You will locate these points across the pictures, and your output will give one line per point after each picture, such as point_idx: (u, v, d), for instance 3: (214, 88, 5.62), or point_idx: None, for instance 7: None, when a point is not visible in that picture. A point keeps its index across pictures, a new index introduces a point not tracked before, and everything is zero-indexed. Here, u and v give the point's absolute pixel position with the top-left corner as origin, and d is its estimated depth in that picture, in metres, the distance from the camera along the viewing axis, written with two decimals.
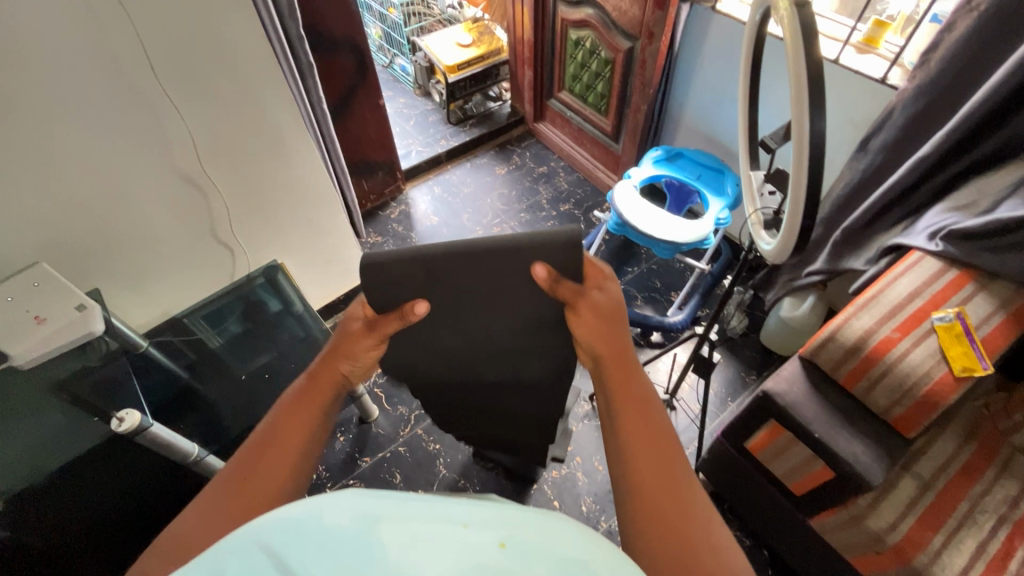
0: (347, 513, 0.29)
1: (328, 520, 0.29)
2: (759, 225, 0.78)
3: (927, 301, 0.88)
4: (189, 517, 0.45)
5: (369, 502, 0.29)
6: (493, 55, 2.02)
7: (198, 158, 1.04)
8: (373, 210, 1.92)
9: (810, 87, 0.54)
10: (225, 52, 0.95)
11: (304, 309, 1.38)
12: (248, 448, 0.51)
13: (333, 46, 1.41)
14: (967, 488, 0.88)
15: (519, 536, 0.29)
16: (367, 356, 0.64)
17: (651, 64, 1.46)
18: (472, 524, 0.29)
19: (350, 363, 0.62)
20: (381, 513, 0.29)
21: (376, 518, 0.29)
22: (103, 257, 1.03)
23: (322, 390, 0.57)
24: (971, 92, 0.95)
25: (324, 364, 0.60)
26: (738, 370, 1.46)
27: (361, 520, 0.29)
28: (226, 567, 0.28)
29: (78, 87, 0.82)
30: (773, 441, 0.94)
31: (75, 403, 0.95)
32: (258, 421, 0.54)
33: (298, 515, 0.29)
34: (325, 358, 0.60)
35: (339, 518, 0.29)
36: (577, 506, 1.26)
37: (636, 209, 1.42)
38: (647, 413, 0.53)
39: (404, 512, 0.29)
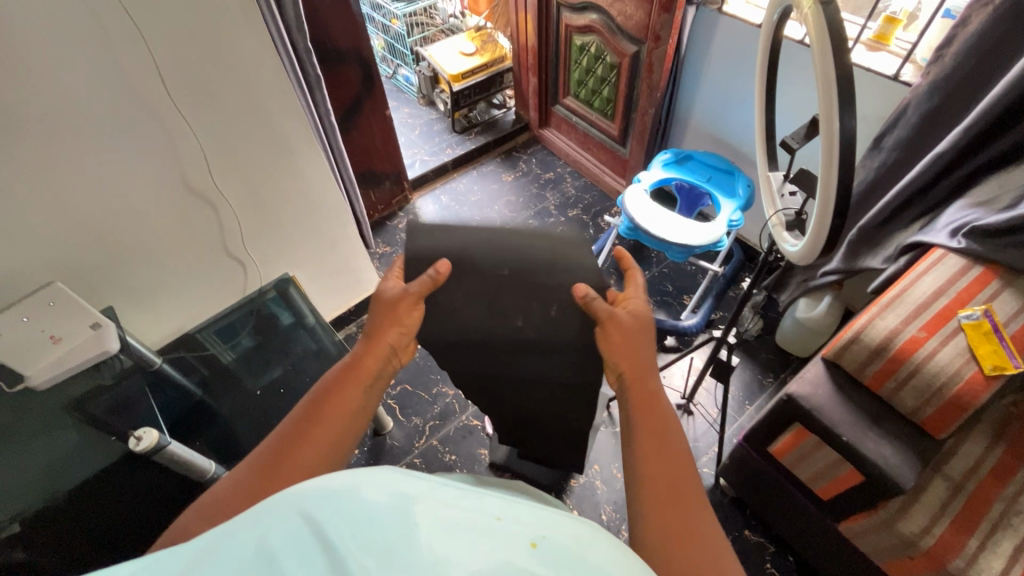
0: (386, 493, 0.32)
1: (370, 494, 0.32)
2: (781, 226, 0.77)
3: (953, 299, 0.87)
4: (234, 481, 0.52)
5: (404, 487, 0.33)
6: (497, 62, 2.03)
7: (209, 172, 1.03)
8: (382, 220, 1.92)
9: (838, 85, 0.54)
10: (235, 67, 0.95)
11: (315, 322, 1.34)
12: (296, 420, 0.58)
13: (339, 58, 1.42)
14: (1000, 489, 0.85)
15: (549, 538, 0.32)
16: (413, 323, 0.70)
17: (658, 68, 1.46)
18: (503, 517, 0.33)
19: (397, 331, 0.69)
20: (417, 495, 0.33)
21: (412, 498, 0.33)
22: (116, 274, 1.02)
23: (369, 365, 0.66)
24: (988, 86, 0.94)
25: (373, 338, 0.67)
26: (755, 372, 1.45)
27: (398, 499, 0.32)
28: (273, 529, 0.29)
29: (90, 105, 0.82)
30: (798, 445, 0.92)
31: (90, 422, 0.94)
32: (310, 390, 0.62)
33: (341, 491, 0.32)
34: (374, 332, 0.68)
35: (377, 495, 0.32)
36: (598, 515, 1.24)
37: (647, 213, 1.41)
38: (666, 444, 0.56)
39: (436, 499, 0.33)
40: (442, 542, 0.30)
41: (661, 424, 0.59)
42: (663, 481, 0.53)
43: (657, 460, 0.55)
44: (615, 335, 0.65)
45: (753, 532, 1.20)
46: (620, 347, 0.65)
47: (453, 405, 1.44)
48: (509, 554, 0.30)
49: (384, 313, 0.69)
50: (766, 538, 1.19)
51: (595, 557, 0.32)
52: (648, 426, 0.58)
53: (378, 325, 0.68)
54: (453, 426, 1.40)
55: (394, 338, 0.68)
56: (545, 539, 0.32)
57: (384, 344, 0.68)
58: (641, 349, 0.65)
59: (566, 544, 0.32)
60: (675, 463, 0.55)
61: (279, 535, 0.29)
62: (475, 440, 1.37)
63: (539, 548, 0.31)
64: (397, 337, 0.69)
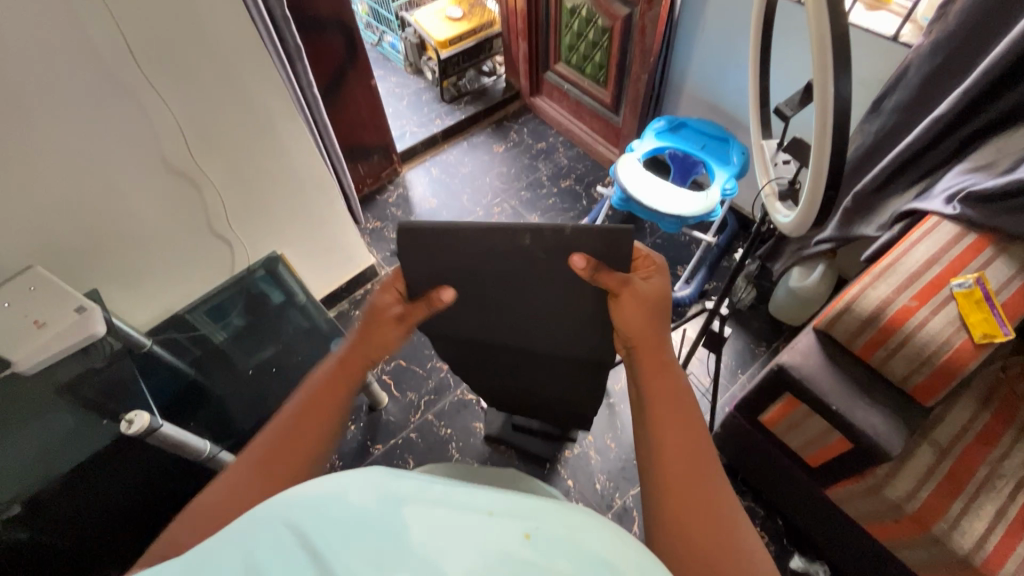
0: (374, 496, 0.31)
1: (355, 499, 0.31)
2: (774, 196, 0.76)
3: (946, 268, 0.86)
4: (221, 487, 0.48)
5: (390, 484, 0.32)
6: (485, 28, 1.96)
7: (188, 150, 1.00)
8: (371, 194, 1.88)
9: (835, 49, 0.51)
10: (209, 39, 0.90)
11: (308, 300, 1.35)
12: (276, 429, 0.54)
13: (319, 26, 1.36)
14: (985, 453, 0.87)
15: (543, 530, 0.30)
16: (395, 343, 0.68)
17: (651, 31, 1.41)
18: (495, 511, 0.31)
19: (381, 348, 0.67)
20: (404, 494, 0.31)
21: (400, 499, 0.31)
22: (98, 256, 1.00)
23: (349, 369, 0.62)
24: (990, 47, 0.91)
25: (354, 351, 0.64)
26: (748, 342, 1.45)
27: (386, 502, 0.31)
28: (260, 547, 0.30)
29: (56, 80, 0.78)
30: (789, 414, 0.93)
31: (83, 404, 0.94)
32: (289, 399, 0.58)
33: (325, 495, 0.31)
34: (355, 344, 0.65)
35: (364, 499, 0.31)
36: (592, 485, 1.27)
37: (640, 183, 1.38)
38: (682, 413, 0.55)
39: (425, 493, 0.32)
40: (432, 542, 0.30)
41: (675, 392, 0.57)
42: (678, 448, 0.51)
43: (673, 429, 0.53)
44: (629, 302, 0.63)
45: (743, 497, 1.22)
46: (631, 314, 0.64)
47: (447, 379, 1.44)
48: (496, 552, 0.30)
49: (370, 327, 0.67)
50: (756, 503, 1.22)
51: (591, 545, 0.30)
52: (661, 398, 0.56)
53: (359, 336, 0.66)
54: (448, 400, 1.41)
55: (376, 355, 0.66)
56: (539, 531, 0.30)
57: (368, 358, 0.65)
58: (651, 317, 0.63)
59: (562, 535, 0.30)
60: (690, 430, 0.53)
61: (266, 548, 0.30)
62: (469, 414, 1.38)
63: (533, 541, 0.30)
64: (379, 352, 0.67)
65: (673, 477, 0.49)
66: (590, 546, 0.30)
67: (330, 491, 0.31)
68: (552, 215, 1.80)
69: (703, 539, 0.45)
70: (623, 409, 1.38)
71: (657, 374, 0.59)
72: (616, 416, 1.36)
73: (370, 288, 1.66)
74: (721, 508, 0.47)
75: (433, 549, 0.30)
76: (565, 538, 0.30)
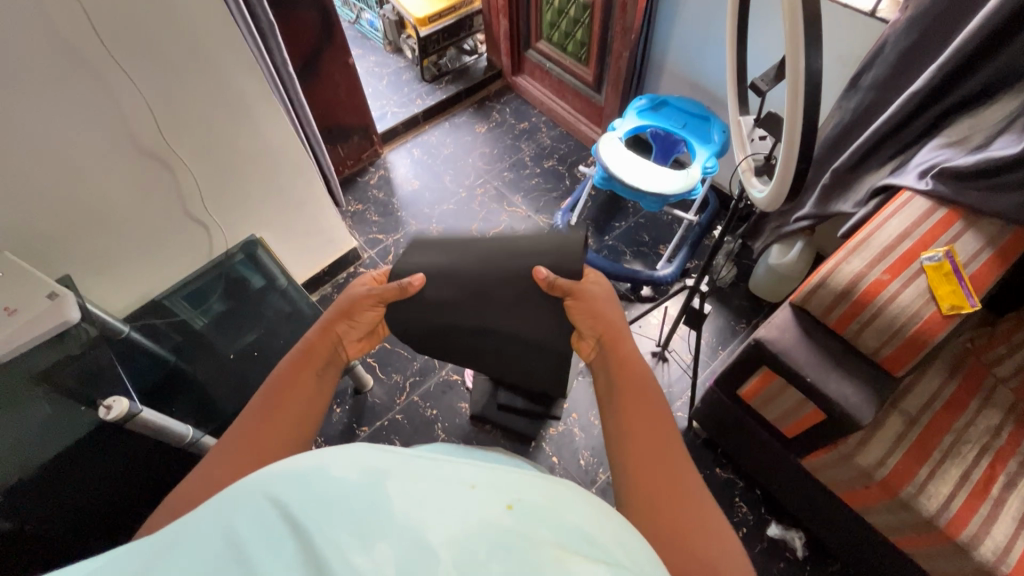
0: (354, 469, 0.33)
1: (337, 471, 0.33)
2: (750, 172, 0.77)
3: (917, 242, 0.88)
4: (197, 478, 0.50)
5: (373, 461, 0.34)
6: (465, 4, 1.92)
7: (159, 130, 0.97)
8: (352, 176, 1.86)
9: (807, 21, 0.51)
10: (176, 14, 0.87)
11: (289, 284, 1.35)
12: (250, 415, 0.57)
13: (292, 1, 1.32)
14: (952, 421, 0.90)
15: (519, 500, 0.34)
16: (368, 322, 0.70)
17: (632, 7, 1.39)
18: (477, 483, 0.34)
19: (349, 325, 0.70)
20: (386, 469, 0.34)
21: (383, 474, 0.33)
22: (69, 241, 0.98)
23: (315, 354, 0.65)
24: (964, 22, 0.92)
25: (323, 329, 0.68)
26: (729, 319, 1.48)
27: (368, 474, 0.33)
28: (239, 518, 0.29)
29: (15, 58, 0.75)
30: (766, 387, 0.95)
31: (60, 392, 0.92)
32: (259, 388, 0.60)
33: (309, 470, 0.33)
34: (325, 323, 0.69)
35: (345, 471, 0.33)
36: (576, 461, 1.29)
37: (622, 162, 1.38)
38: (646, 405, 0.59)
39: (408, 470, 0.34)
40: (415, 512, 0.31)
41: (634, 384, 0.62)
42: (644, 444, 0.55)
43: (638, 424, 0.57)
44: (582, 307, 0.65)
45: (723, 470, 1.26)
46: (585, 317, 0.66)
47: (432, 360, 1.45)
48: (480, 518, 0.31)
49: (343, 305, 0.70)
50: (735, 474, 1.25)
51: (569, 514, 0.34)
52: (629, 393, 0.60)
53: (332, 314, 0.70)
54: (433, 381, 1.42)
55: (344, 329, 0.69)
56: (520, 501, 0.33)
57: (336, 330, 0.69)
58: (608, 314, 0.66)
59: (541, 505, 0.34)
60: (653, 423, 0.57)
61: (244, 521, 0.29)
62: (455, 394, 1.39)
63: (515, 509, 0.33)
64: (348, 328, 0.70)
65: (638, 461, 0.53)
66: (566, 516, 0.34)
67: (313, 467, 0.33)
68: (535, 195, 1.80)
69: (673, 529, 0.48)
70: None
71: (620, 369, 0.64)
72: None
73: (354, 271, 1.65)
74: (689, 493, 0.51)
75: (414, 516, 0.30)
76: (544, 507, 0.34)
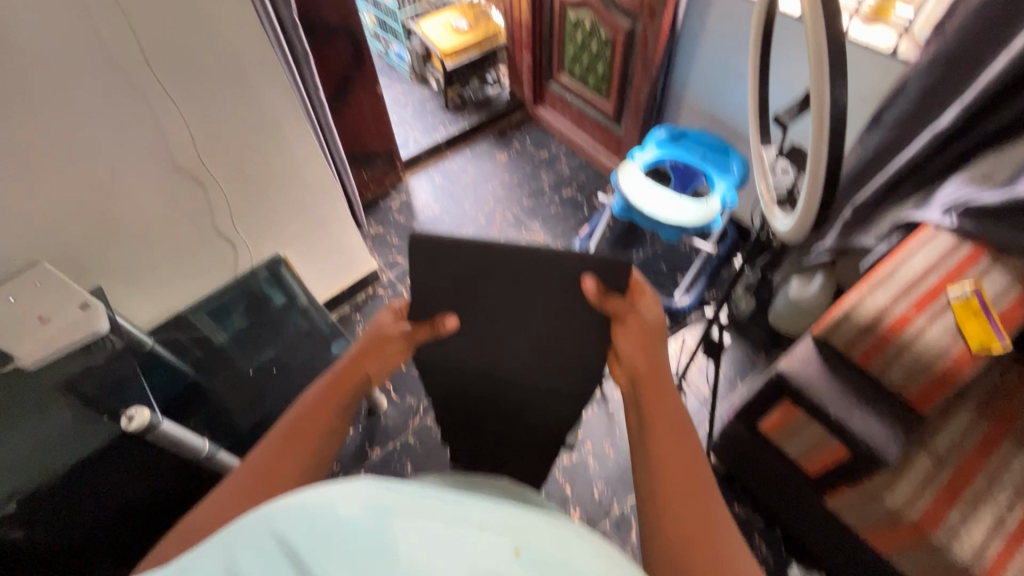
0: (362, 506, 0.35)
1: (344, 509, 0.35)
2: (773, 203, 0.77)
3: (943, 277, 0.87)
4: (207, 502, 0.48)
5: (378, 497, 0.35)
6: (490, 39, 1.99)
7: (196, 151, 1.02)
8: (374, 200, 1.90)
9: (830, 58, 0.53)
10: (218, 43, 0.92)
11: (309, 303, 1.39)
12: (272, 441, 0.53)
13: (326, 33, 1.38)
14: (984, 462, 0.87)
15: (519, 543, 0.35)
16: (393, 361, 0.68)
17: (653, 43, 1.43)
18: (477, 524, 0.35)
19: (379, 364, 0.66)
20: (390, 506, 0.35)
21: (387, 510, 0.35)
22: (104, 254, 1.02)
23: (343, 385, 0.60)
24: (986, 62, 0.93)
25: (351, 363, 0.63)
26: (747, 351, 1.46)
27: (372, 512, 0.35)
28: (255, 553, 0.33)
29: (67, 80, 0.80)
30: (788, 421, 0.93)
31: (84, 401, 0.94)
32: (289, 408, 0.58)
33: (317, 505, 0.35)
34: (353, 357, 0.63)
35: (355, 510, 0.35)
36: (590, 492, 1.26)
37: (641, 192, 1.40)
38: (679, 436, 0.55)
39: (411, 505, 0.35)
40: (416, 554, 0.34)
41: (666, 407, 0.58)
42: (675, 467, 0.52)
43: (669, 454, 0.53)
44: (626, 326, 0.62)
45: (741, 507, 1.22)
46: (633, 341, 0.63)
47: None
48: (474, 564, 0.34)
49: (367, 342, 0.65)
50: (754, 512, 1.21)
51: (573, 558, 0.35)
52: (660, 423, 0.56)
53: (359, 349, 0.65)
54: None
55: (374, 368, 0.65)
56: (518, 546, 0.35)
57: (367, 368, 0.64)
58: (654, 348, 0.63)
59: (547, 552, 0.35)
60: (686, 445, 0.54)
61: (263, 552, 0.34)
62: None
63: (520, 557, 0.34)
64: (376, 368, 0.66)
65: (670, 496, 0.49)
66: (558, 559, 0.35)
67: (321, 501, 0.35)
68: (553, 223, 1.82)
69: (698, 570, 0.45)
70: (623, 417, 1.37)
71: (653, 395, 0.59)
72: (616, 424, 1.36)
73: (373, 292, 1.66)
74: (720, 531, 0.47)
75: (415, 558, 0.34)
76: (550, 555, 0.35)
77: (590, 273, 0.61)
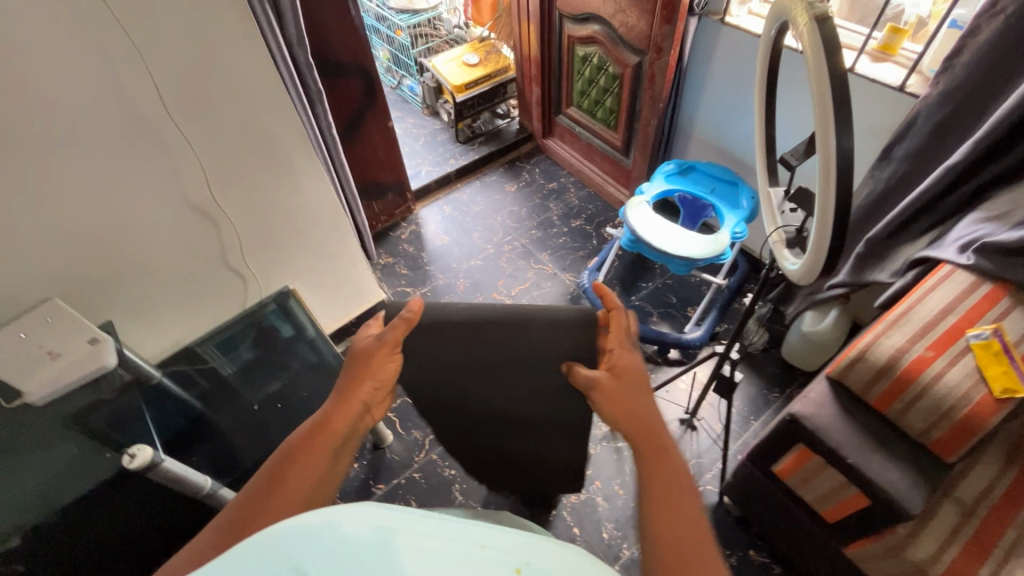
0: (366, 523, 0.30)
1: (348, 528, 0.30)
2: (781, 243, 0.76)
3: (961, 318, 0.84)
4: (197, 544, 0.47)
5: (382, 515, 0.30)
6: (500, 73, 2.03)
7: (209, 188, 1.04)
8: (384, 231, 1.92)
9: (835, 105, 0.52)
10: (230, 84, 0.95)
11: (316, 335, 1.34)
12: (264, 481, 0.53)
13: (340, 70, 1.42)
14: (1013, 515, 0.83)
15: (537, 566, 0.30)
16: (389, 376, 0.67)
17: (660, 78, 1.45)
18: (487, 545, 0.30)
19: (372, 388, 0.65)
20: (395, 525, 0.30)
21: (391, 531, 0.30)
22: (115, 289, 1.03)
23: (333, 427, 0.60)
24: (1000, 97, 0.92)
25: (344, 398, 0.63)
26: (761, 387, 1.42)
27: (377, 531, 0.30)
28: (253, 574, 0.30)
29: (85, 120, 0.82)
30: (802, 465, 0.90)
31: (88, 436, 0.93)
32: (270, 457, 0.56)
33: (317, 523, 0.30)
34: (343, 391, 0.64)
35: (355, 528, 0.30)
36: (599, 534, 1.22)
37: (650, 226, 1.39)
38: (674, 493, 0.53)
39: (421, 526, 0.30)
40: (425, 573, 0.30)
41: (670, 474, 0.55)
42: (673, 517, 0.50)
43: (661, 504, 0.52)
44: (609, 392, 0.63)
45: (758, 553, 1.17)
46: (620, 403, 0.62)
47: None
48: None
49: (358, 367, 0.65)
50: (772, 559, 1.16)
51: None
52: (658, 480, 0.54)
53: (352, 375, 0.65)
54: None
55: (367, 394, 0.65)
56: (530, 569, 0.29)
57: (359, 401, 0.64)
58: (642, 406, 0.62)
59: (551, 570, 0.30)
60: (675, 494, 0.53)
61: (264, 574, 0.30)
62: None
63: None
64: (371, 393, 0.66)
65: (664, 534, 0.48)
66: None
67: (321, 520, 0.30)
68: (562, 254, 1.81)
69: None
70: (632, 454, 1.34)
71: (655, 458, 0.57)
72: (625, 462, 1.33)
73: None
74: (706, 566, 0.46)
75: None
76: None
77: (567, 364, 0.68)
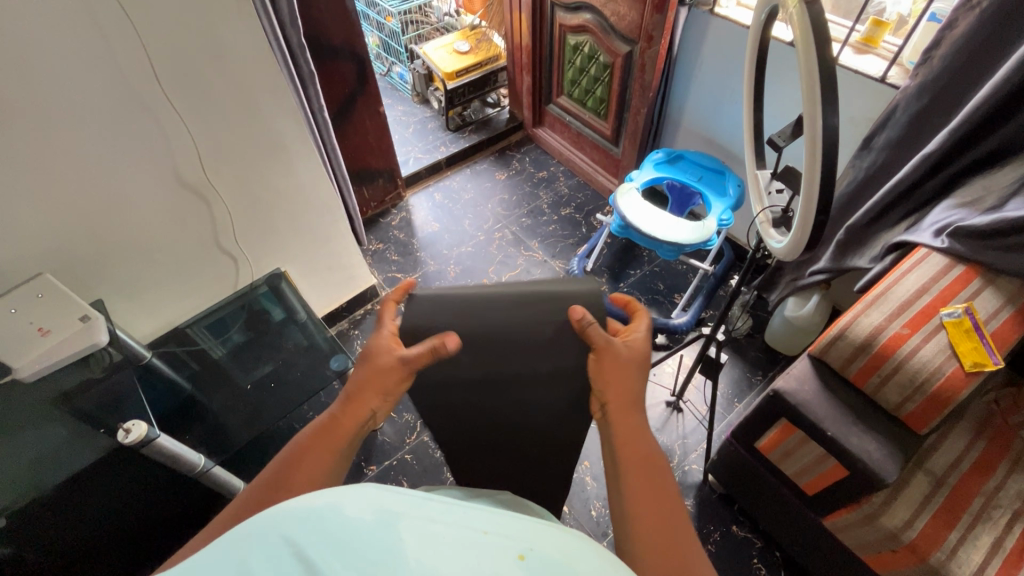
0: (370, 508, 0.29)
1: (350, 511, 0.29)
2: (768, 223, 0.79)
3: (936, 297, 0.88)
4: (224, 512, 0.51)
5: (385, 498, 0.29)
6: (491, 61, 2.03)
7: (202, 167, 1.03)
8: (375, 217, 1.92)
9: (821, 85, 0.55)
10: (225, 63, 0.94)
11: (308, 317, 1.37)
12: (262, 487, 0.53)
13: (332, 53, 1.41)
14: (981, 484, 0.88)
15: (538, 551, 0.28)
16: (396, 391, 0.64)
17: (650, 68, 1.47)
18: (491, 531, 0.29)
19: (381, 397, 0.62)
20: (399, 508, 0.29)
21: (395, 514, 0.29)
22: (105, 268, 1.02)
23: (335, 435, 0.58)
24: (975, 87, 0.95)
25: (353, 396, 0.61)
26: (744, 371, 1.46)
27: (380, 517, 0.29)
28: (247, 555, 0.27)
29: (78, 95, 0.81)
30: (785, 439, 0.93)
31: (77, 416, 0.93)
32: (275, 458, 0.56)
33: (319, 507, 0.29)
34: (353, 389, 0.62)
35: (359, 511, 0.29)
36: (588, 512, 1.25)
37: (639, 212, 1.42)
38: (658, 476, 0.55)
39: (421, 511, 0.29)
40: (428, 558, 0.27)
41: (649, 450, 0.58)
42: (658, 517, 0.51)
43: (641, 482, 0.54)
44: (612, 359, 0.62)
45: (741, 528, 1.21)
46: (613, 376, 0.62)
47: None
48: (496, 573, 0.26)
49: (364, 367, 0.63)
50: (753, 533, 1.20)
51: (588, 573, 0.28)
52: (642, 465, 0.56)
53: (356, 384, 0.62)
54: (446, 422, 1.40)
55: (376, 402, 0.62)
56: (533, 551, 0.28)
57: (366, 405, 0.61)
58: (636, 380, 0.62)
59: (557, 559, 0.28)
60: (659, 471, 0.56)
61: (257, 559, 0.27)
62: None
63: (527, 564, 0.28)
64: (380, 402, 0.63)
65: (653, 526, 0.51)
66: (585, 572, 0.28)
67: (324, 504, 0.29)
68: (551, 241, 1.83)
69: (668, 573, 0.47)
70: None
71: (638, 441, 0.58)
72: None
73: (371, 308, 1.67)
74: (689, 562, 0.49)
75: (428, 562, 0.27)
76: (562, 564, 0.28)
77: (581, 305, 0.63)
